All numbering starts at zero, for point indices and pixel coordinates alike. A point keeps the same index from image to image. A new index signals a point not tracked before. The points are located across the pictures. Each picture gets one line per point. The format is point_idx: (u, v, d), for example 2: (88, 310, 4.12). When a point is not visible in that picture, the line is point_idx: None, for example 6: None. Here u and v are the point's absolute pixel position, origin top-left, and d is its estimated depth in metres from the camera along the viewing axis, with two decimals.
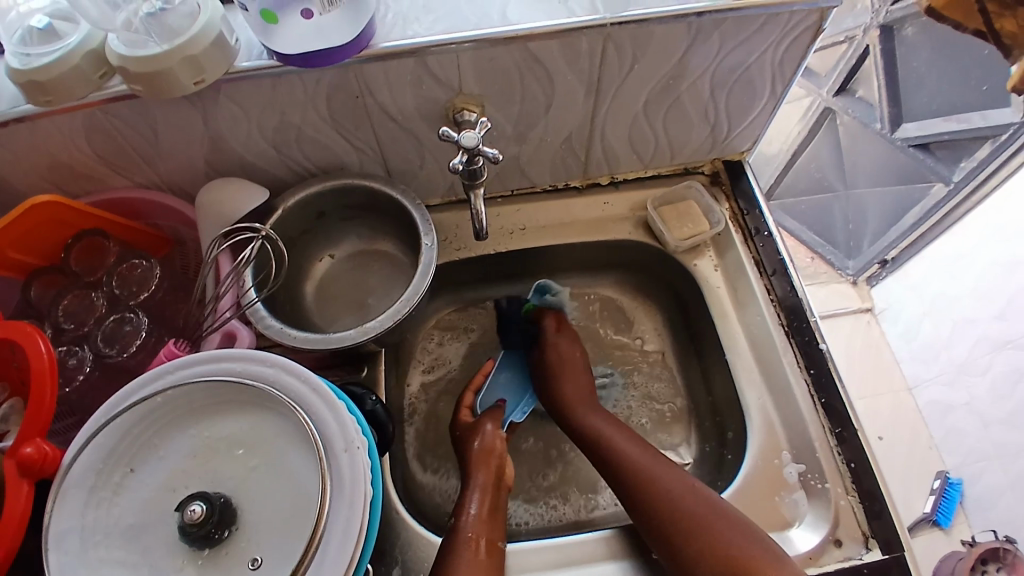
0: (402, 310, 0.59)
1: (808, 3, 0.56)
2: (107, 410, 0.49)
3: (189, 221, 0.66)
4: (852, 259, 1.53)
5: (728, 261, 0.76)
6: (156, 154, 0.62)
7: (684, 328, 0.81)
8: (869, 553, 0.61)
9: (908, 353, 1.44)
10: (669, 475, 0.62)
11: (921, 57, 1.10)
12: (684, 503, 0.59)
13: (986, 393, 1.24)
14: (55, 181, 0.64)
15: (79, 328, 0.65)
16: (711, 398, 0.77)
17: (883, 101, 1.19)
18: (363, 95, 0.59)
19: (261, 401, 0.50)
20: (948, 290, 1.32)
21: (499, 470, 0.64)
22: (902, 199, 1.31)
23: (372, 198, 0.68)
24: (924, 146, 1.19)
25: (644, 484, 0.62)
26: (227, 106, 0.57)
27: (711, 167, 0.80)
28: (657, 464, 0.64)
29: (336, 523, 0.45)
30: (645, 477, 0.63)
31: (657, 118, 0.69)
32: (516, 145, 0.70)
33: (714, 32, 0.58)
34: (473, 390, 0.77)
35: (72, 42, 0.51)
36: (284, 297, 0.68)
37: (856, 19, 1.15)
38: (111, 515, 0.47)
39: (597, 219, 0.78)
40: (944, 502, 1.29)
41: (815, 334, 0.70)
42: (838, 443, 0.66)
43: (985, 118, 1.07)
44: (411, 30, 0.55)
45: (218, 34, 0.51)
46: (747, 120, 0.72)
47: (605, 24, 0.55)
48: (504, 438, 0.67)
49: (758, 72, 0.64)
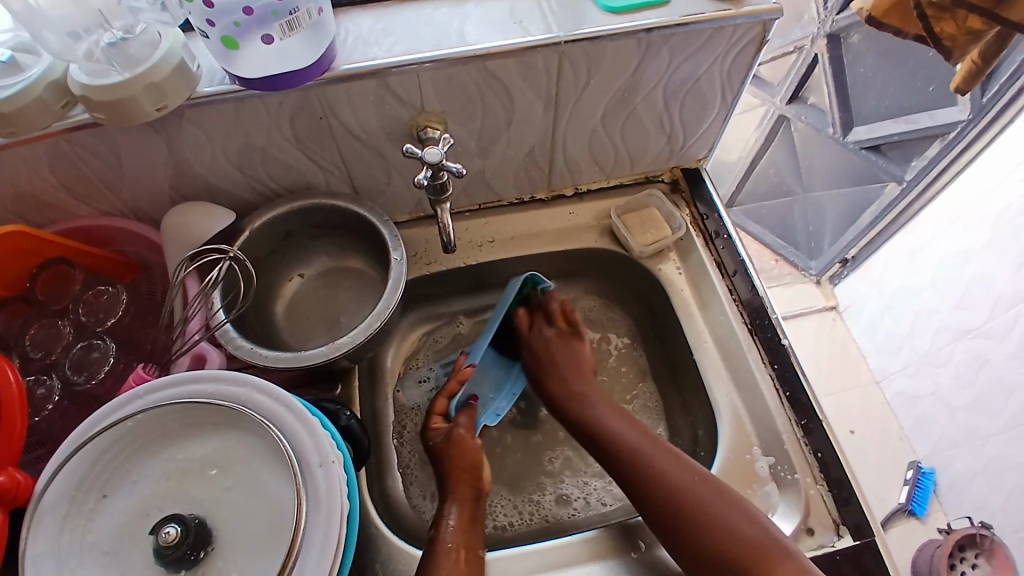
0: (373, 325, 0.60)
1: (750, 17, 0.59)
2: (77, 438, 0.49)
3: (155, 245, 0.66)
4: (814, 260, 1.59)
5: (691, 264, 0.79)
6: (121, 181, 0.63)
7: (653, 330, 0.83)
8: (841, 539, 0.63)
9: (873, 348, 1.48)
10: (669, 461, 0.62)
11: (867, 64, 1.16)
12: (688, 491, 0.59)
13: (950, 382, 1.28)
14: (17, 211, 0.63)
15: (46, 357, 0.64)
16: (681, 396, 0.79)
17: (834, 107, 1.25)
18: (327, 116, 0.60)
19: (233, 421, 0.51)
20: (906, 282, 1.36)
21: (477, 479, 0.64)
22: (859, 200, 1.37)
23: (339, 217, 0.69)
24: (875, 148, 1.25)
25: (642, 469, 0.62)
26: (191, 130, 0.58)
27: (670, 175, 0.83)
28: (653, 449, 0.63)
29: (312, 537, 0.45)
30: (642, 462, 0.63)
31: (616, 129, 0.71)
32: (480, 160, 0.71)
33: (664, 46, 0.60)
34: (448, 394, 0.71)
35: (34, 74, 0.52)
36: (254, 317, 0.68)
37: (804, 29, 1.20)
38: (86, 541, 0.47)
39: (563, 229, 0.80)
40: (919, 491, 1.33)
41: (777, 331, 0.73)
42: (804, 434, 0.68)
43: (932, 118, 1.13)
44: (371, 52, 0.57)
45: (179, 61, 0.52)
46: (701, 128, 0.75)
47: (559, 42, 0.57)
48: (478, 441, 0.67)
49: (708, 83, 0.67)
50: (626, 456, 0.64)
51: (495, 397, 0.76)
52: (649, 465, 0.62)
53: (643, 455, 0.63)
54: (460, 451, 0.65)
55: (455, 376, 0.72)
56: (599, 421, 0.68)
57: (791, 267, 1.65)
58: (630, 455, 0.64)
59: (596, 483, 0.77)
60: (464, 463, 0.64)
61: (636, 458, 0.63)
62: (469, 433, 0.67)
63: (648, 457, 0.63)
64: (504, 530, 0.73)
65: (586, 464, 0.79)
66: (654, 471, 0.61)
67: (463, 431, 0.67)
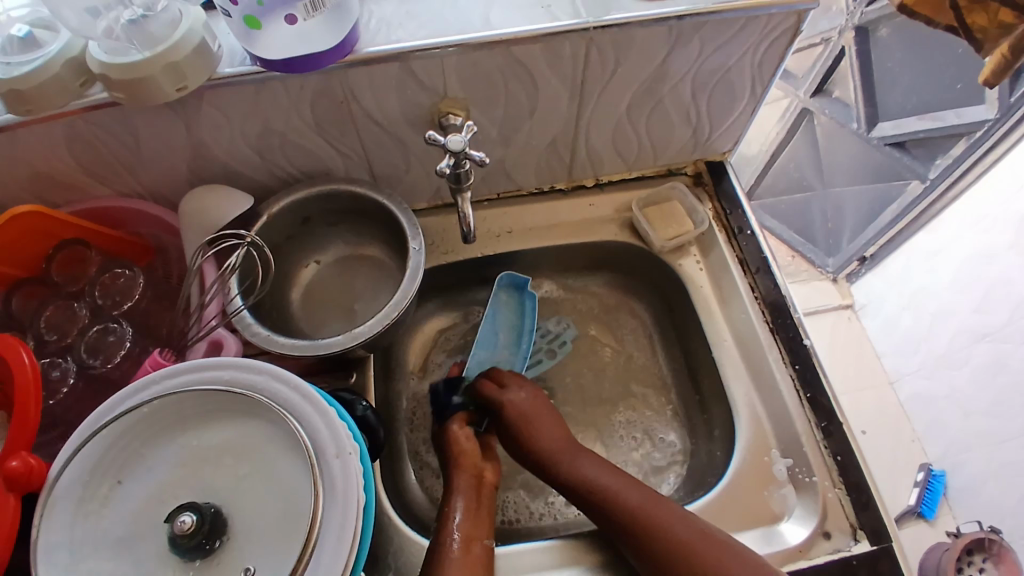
0: (390, 314, 0.59)
1: (785, 7, 0.57)
2: (93, 422, 0.49)
3: (173, 229, 0.66)
4: (832, 257, 1.56)
5: (712, 260, 0.77)
6: (138, 162, 0.62)
7: (671, 325, 0.82)
8: (857, 544, 0.62)
9: (890, 348, 1.46)
10: (675, 519, 0.58)
11: (895, 57, 1.14)
12: (693, 545, 0.56)
13: (967, 385, 1.25)
14: (34, 191, 0.63)
15: (62, 339, 0.64)
16: (698, 394, 0.78)
17: (860, 101, 1.23)
18: (348, 100, 0.58)
19: (250, 408, 0.50)
20: (925, 283, 1.34)
21: (479, 474, 0.64)
22: (881, 197, 1.35)
23: (357, 203, 0.68)
24: (899, 144, 1.22)
25: (657, 537, 0.57)
26: (209, 113, 0.57)
27: (694, 168, 0.81)
28: (658, 507, 0.59)
29: (329, 531, 0.45)
30: (653, 527, 0.58)
31: (640, 119, 0.70)
32: (501, 149, 0.70)
33: (695, 35, 0.59)
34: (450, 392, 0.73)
35: (52, 51, 0.51)
36: (270, 303, 0.68)
37: (832, 21, 1.18)
38: (100, 528, 0.47)
39: (582, 220, 0.79)
40: (929, 494, 1.31)
41: (799, 331, 0.71)
42: (824, 436, 0.67)
43: (961, 115, 1.09)
44: (395, 35, 0.56)
45: (200, 41, 0.51)
46: (727, 122, 0.73)
47: (588, 28, 0.56)
48: (472, 434, 0.67)
49: (738, 73, 0.65)
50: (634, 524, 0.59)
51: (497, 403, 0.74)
52: (665, 536, 0.57)
53: (660, 527, 0.58)
54: (460, 449, 0.65)
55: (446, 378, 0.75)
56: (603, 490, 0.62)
57: (807, 264, 1.63)
58: (640, 524, 0.58)
59: None
60: (464, 459, 0.64)
61: (643, 522, 0.58)
62: (465, 433, 0.66)
63: (663, 524, 0.58)
64: (511, 523, 0.73)
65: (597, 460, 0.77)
66: (663, 532, 0.57)
67: (459, 427, 0.67)
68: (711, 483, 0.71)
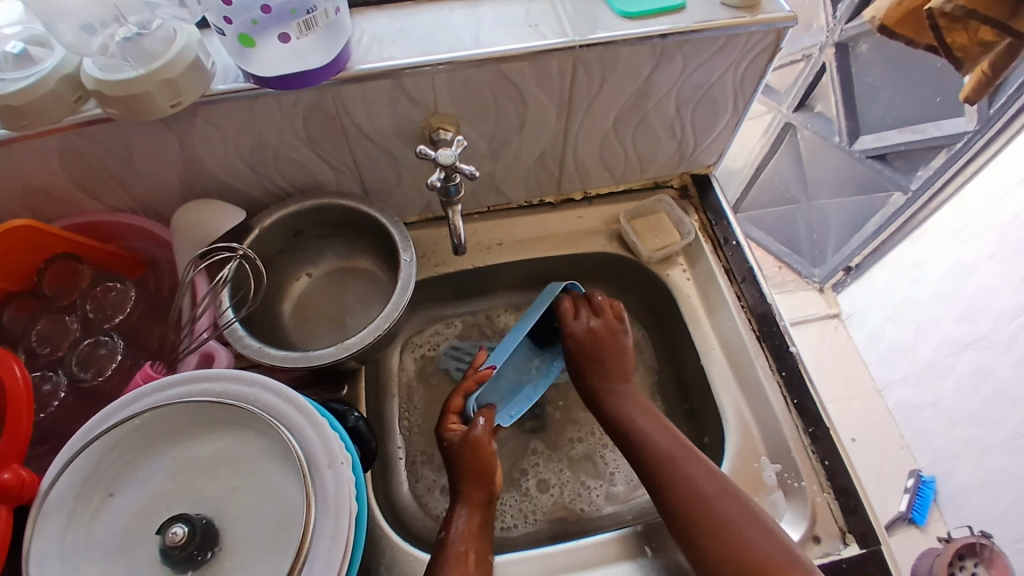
0: (382, 325, 0.59)
1: (765, 25, 0.59)
2: (86, 434, 0.49)
3: (163, 242, 0.66)
4: (818, 267, 1.59)
5: (699, 270, 0.79)
6: (131, 176, 0.62)
7: (660, 335, 0.83)
8: (847, 548, 0.63)
9: (875, 356, 1.48)
10: (704, 474, 0.59)
11: (874, 73, 1.17)
12: (716, 505, 0.57)
13: (952, 392, 1.27)
14: (26, 205, 0.63)
15: (53, 352, 0.64)
16: (686, 404, 0.79)
17: (841, 116, 1.26)
18: (340, 115, 0.60)
19: (242, 420, 0.50)
20: (909, 293, 1.36)
21: (491, 482, 0.63)
22: (863, 208, 1.38)
23: (348, 216, 0.69)
24: (881, 157, 1.25)
25: (680, 486, 0.59)
26: (203, 128, 0.58)
27: (680, 180, 0.83)
28: (687, 457, 0.61)
29: (321, 539, 0.45)
30: (682, 477, 0.59)
31: (627, 133, 0.71)
32: (491, 163, 0.71)
33: (678, 52, 0.60)
34: (464, 393, 0.68)
35: (47, 67, 0.51)
36: (262, 316, 0.68)
37: (813, 38, 1.22)
38: (91, 540, 0.47)
39: (571, 233, 0.80)
40: (919, 501, 1.32)
41: (784, 339, 0.72)
42: (811, 442, 0.68)
43: (938, 128, 1.13)
44: (387, 52, 0.57)
45: (194, 58, 0.52)
46: (712, 135, 0.75)
47: (573, 46, 0.57)
48: (493, 441, 0.64)
49: (721, 89, 0.67)
50: (659, 467, 0.61)
51: (512, 399, 0.71)
52: (683, 487, 0.59)
53: (681, 478, 0.59)
54: (476, 454, 0.63)
55: (472, 375, 0.69)
56: (639, 437, 0.64)
57: (794, 274, 1.65)
58: (664, 470, 0.61)
59: (573, 473, 0.77)
60: (474, 463, 0.63)
61: (667, 469, 0.60)
62: (487, 433, 0.64)
63: (690, 474, 0.59)
64: (510, 532, 0.73)
65: (569, 452, 0.79)
66: (688, 483, 0.59)
67: (481, 431, 0.64)
68: None
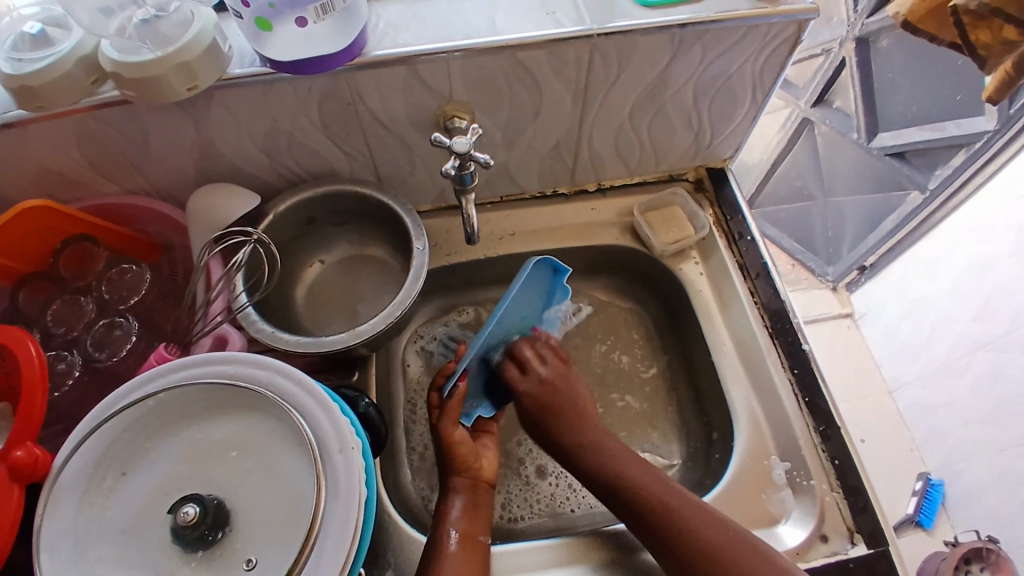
0: (394, 313, 0.59)
1: (786, 15, 0.58)
2: (100, 413, 0.49)
3: (180, 227, 0.67)
4: (832, 266, 1.57)
5: (712, 266, 0.78)
6: (145, 160, 0.63)
7: (671, 330, 0.82)
8: (855, 547, 0.62)
9: (888, 356, 1.47)
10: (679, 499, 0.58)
11: (896, 68, 1.15)
12: (669, 507, 0.57)
13: (966, 394, 1.25)
14: (43, 187, 0.64)
15: (68, 333, 0.64)
16: (697, 398, 0.78)
17: (860, 111, 1.24)
18: (354, 102, 0.59)
19: (254, 403, 0.51)
20: (923, 293, 1.34)
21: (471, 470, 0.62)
22: (880, 207, 1.36)
23: (361, 203, 0.69)
24: (900, 155, 1.23)
25: (673, 526, 0.56)
26: (218, 113, 0.58)
27: (695, 174, 0.82)
28: (637, 467, 0.61)
29: (331, 523, 0.45)
30: (670, 513, 0.57)
31: (642, 125, 0.71)
32: (505, 152, 0.71)
33: (697, 42, 0.60)
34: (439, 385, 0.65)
35: (64, 49, 0.52)
36: (274, 302, 0.69)
37: (833, 32, 1.20)
38: (103, 519, 0.47)
39: (584, 224, 0.80)
40: (927, 503, 1.31)
41: (798, 336, 0.72)
42: (822, 441, 0.67)
43: (959, 126, 1.11)
44: (401, 39, 0.57)
45: (211, 41, 0.52)
46: (728, 128, 0.74)
47: (591, 34, 0.57)
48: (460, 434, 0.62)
49: (739, 81, 0.66)
50: (657, 512, 0.57)
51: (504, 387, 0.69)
52: (707, 544, 0.55)
53: (700, 532, 0.56)
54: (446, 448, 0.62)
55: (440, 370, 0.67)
56: (632, 484, 0.60)
57: (807, 272, 1.64)
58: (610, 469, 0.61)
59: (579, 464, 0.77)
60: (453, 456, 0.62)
61: (669, 516, 0.57)
62: (452, 425, 0.62)
63: (678, 511, 0.57)
64: (516, 522, 0.73)
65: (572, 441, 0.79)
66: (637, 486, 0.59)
67: (447, 426, 0.61)
68: (708, 485, 0.71)
